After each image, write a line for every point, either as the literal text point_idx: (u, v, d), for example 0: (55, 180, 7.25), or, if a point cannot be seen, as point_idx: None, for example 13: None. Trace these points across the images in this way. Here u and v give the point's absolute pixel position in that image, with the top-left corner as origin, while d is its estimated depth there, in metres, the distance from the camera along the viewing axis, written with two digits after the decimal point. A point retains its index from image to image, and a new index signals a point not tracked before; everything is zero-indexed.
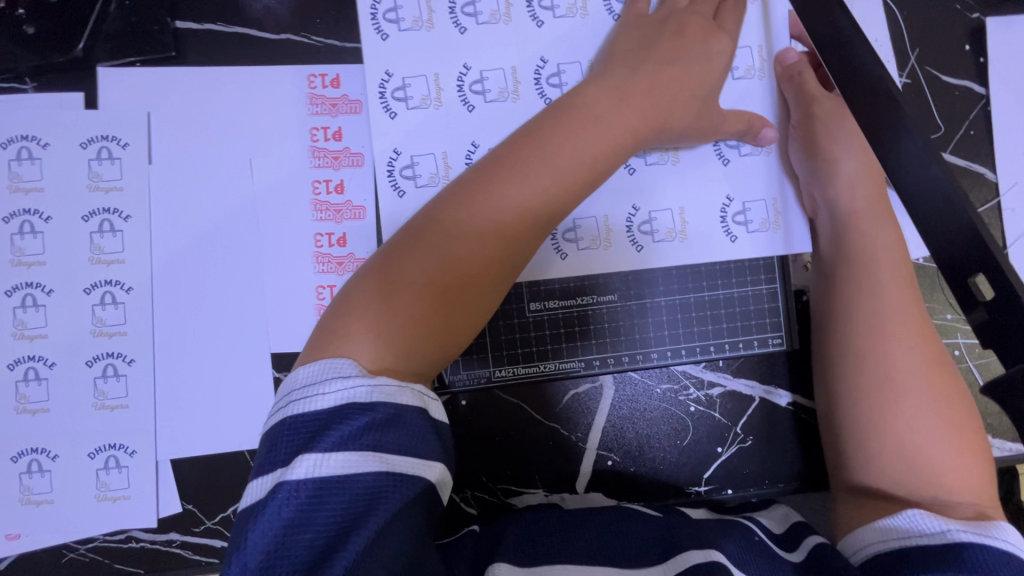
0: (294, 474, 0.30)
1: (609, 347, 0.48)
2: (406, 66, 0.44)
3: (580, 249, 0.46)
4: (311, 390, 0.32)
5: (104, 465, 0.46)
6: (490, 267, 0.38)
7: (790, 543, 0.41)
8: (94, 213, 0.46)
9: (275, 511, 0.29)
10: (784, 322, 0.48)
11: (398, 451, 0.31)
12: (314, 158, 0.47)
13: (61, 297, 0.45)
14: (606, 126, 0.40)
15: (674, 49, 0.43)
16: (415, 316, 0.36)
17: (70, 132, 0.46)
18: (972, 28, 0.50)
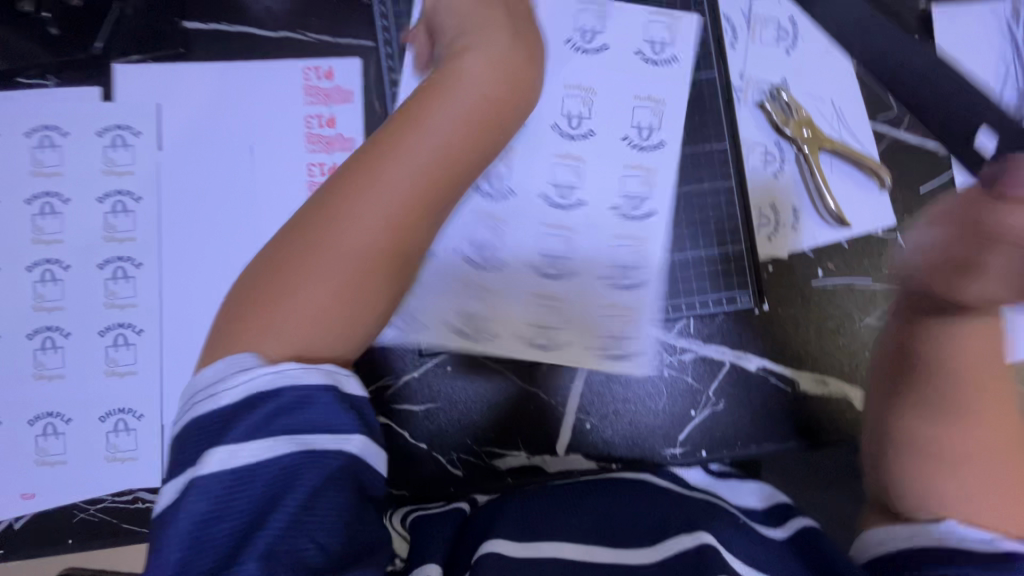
0: (204, 469, 0.33)
1: (612, 334, 0.52)
2: (425, 77, 0.52)
3: (582, 252, 0.52)
4: (213, 388, 0.35)
5: (113, 428, 0.49)
6: (383, 254, 0.39)
7: (775, 519, 0.48)
8: (108, 195, 0.50)
9: (193, 508, 0.32)
10: (750, 281, 0.52)
11: (312, 429, 0.34)
12: (309, 143, 0.52)
13: (76, 272, 0.49)
14: (422, 126, 0.41)
15: (517, 35, 0.46)
16: (310, 306, 0.37)
17: (88, 122, 0.50)
18: (919, 16, 0.54)
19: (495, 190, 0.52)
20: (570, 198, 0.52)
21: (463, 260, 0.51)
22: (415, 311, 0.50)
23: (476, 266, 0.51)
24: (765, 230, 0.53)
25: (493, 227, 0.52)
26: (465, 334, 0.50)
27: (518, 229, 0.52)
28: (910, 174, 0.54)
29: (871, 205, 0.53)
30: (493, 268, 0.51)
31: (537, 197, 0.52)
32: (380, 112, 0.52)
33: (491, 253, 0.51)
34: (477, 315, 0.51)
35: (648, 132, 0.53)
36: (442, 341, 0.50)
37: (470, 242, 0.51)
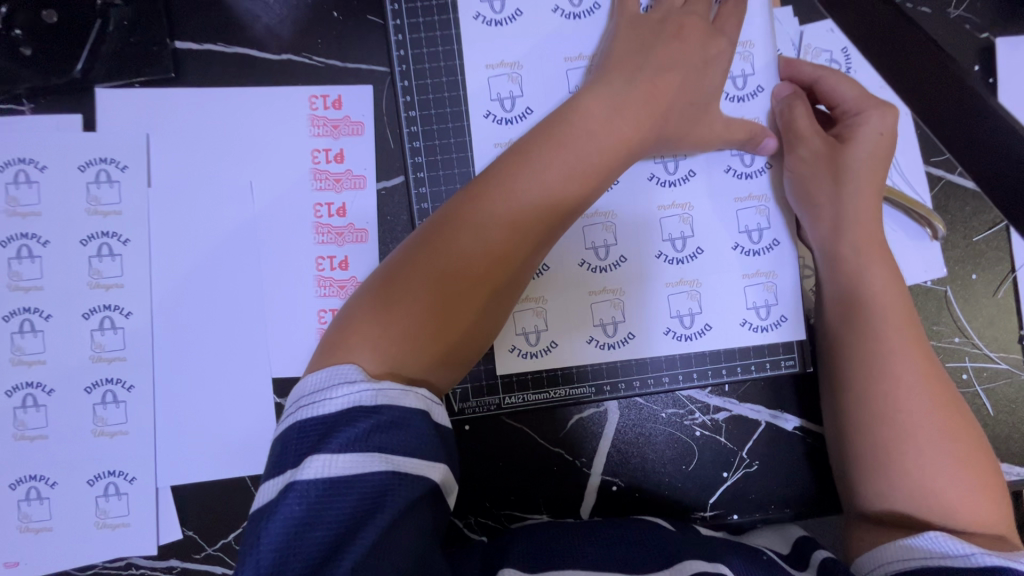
0: (305, 474, 0.29)
1: (746, 306, 0.48)
2: (493, 53, 0.47)
3: (704, 228, 0.48)
4: (318, 396, 0.32)
5: (103, 492, 0.45)
6: (491, 271, 0.37)
7: (802, 560, 0.41)
8: (92, 237, 0.45)
9: (286, 512, 0.28)
10: (796, 344, 0.48)
11: (404, 453, 0.30)
12: (316, 180, 0.47)
13: (59, 322, 0.45)
14: (603, 139, 0.40)
15: (674, 55, 0.43)
16: (413, 327, 0.35)
17: (68, 155, 0.45)
18: (980, 48, 0.50)
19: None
20: (681, 173, 0.48)
21: (580, 265, 0.48)
22: (541, 335, 0.48)
23: (594, 269, 0.48)
24: (807, 281, 0.50)
25: (606, 224, 0.48)
26: (603, 342, 0.48)
27: (635, 216, 0.48)
28: (962, 222, 0.50)
29: (922, 258, 0.49)
30: (616, 264, 0.48)
31: (647, 179, 0.48)
32: (394, 146, 0.47)
33: (608, 249, 0.48)
34: (613, 320, 0.48)
35: (744, 81, 0.48)
36: (584, 360, 0.48)
37: (588, 246, 0.48)
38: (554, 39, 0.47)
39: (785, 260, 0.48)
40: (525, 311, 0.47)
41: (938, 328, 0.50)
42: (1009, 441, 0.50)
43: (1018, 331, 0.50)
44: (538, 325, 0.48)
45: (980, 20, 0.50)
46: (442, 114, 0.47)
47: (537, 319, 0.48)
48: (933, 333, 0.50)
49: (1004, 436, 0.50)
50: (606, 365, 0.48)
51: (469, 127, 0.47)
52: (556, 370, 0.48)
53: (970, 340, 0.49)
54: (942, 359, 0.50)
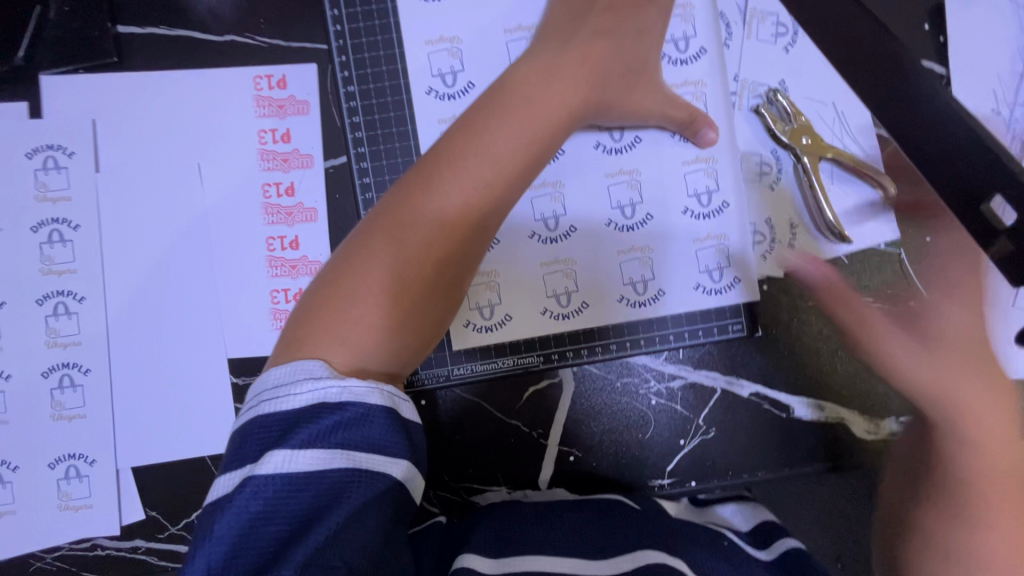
0: (263, 469, 0.29)
1: (700, 270, 0.48)
2: (436, 28, 0.47)
3: (654, 193, 0.48)
4: (280, 390, 0.31)
5: (64, 475, 0.46)
6: (454, 250, 0.37)
7: (764, 541, 0.43)
8: (43, 224, 0.45)
9: (242, 505, 0.28)
10: (743, 308, 0.48)
11: (368, 448, 0.30)
12: (263, 161, 0.47)
13: (14, 308, 0.45)
14: (543, 108, 0.40)
15: (607, 25, 0.44)
16: (379, 316, 0.34)
17: (15, 143, 0.45)
18: (932, 6, 0.49)
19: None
20: (627, 140, 0.48)
21: (530, 237, 0.48)
22: (495, 309, 0.48)
23: (544, 240, 0.48)
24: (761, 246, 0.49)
25: (556, 194, 0.48)
26: (557, 312, 0.48)
27: (584, 185, 0.48)
28: None
29: (877, 218, 0.49)
30: (567, 234, 0.48)
31: (593, 147, 0.48)
32: (339, 124, 0.47)
33: (558, 219, 0.48)
34: (567, 291, 0.48)
35: (686, 43, 0.48)
36: (539, 330, 0.48)
37: (537, 217, 0.48)
38: (496, 11, 0.47)
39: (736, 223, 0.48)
40: (477, 285, 0.47)
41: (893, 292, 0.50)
42: None
43: None
44: (491, 298, 0.48)
45: None
46: (382, 90, 0.47)
47: (490, 293, 0.48)
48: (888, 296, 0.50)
49: None
50: (560, 334, 0.48)
51: (410, 102, 0.47)
52: (510, 341, 0.48)
53: None
54: None
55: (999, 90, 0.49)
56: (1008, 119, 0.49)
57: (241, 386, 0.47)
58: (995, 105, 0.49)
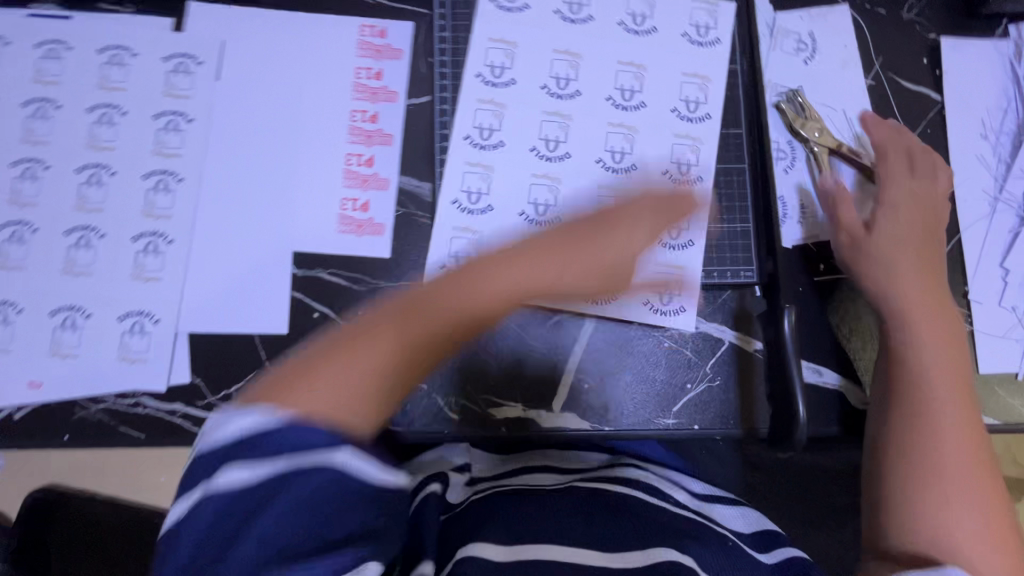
0: (213, 485, 0.27)
1: (663, 223, 0.53)
2: None
3: (645, 148, 0.53)
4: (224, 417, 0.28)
5: (129, 329, 0.50)
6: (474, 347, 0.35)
7: (763, 546, 0.54)
8: (163, 114, 0.53)
9: (196, 524, 0.27)
10: (756, 257, 0.52)
11: (305, 443, 0.27)
12: (355, 91, 0.55)
13: (122, 178, 0.52)
14: (599, 246, 0.42)
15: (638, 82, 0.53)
16: (369, 372, 0.30)
17: (155, 47, 0.54)
18: (930, 45, 0.58)
19: (486, 141, 0.53)
20: (626, 160, 0.53)
21: (596, 162, 0.53)
22: (551, 211, 0.53)
23: (609, 168, 0.53)
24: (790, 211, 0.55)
25: (551, 187, 0.53)
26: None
27: (578, 183, 0.53)
28: None
29: None
30: (552, 223, 0.53)
31: (595, 162, 0.53)
32: (424, 71, 0.56)
33: (624, 155, 0.53)
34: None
35: (704, 33, 0.55)
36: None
37: (607, 148, 0.53)
38: None
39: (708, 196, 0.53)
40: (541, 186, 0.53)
41: None
42: None
43: (964, 286, 0.55)
44: (471, 251, 0.52)
45: (930, 23, 0.58)
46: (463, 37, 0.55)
47: (470, 248, 0.53)
48: None
49: None
50: None
51: (481, 42, 0.54)
52: None
53: None
54: None
55: (987, 119, 0.57)
56: (994, 144, 0.57)
57: (300, 276, 0.53)
58: (983, 131, 0.57)
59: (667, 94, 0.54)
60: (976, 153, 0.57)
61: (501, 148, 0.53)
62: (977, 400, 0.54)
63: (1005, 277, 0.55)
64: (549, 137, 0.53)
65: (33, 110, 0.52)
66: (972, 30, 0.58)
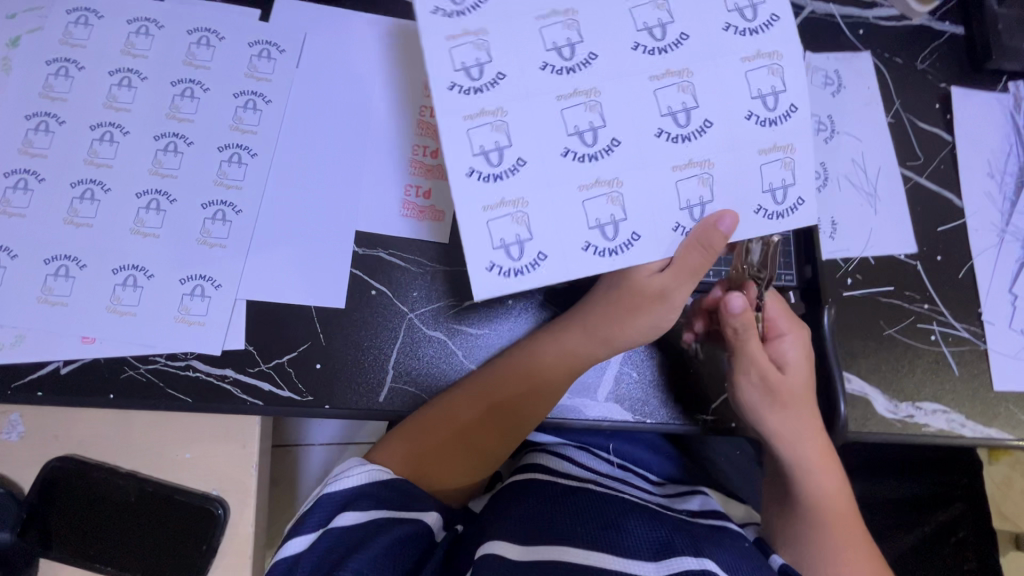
0: (339, 522, 0.46)
1: (752, 96, 0.45)
2: None
3: (685, 13, 0.45)
4: (344, 483, 0.48)
5: (190, 291, 0.51)
6: (529, 403, 0.52)
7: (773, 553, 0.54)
8: (243, 93, 0.56)
9: (315, 550, 0.45)
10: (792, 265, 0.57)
11: (403, 509, 0.48)
12: (426, 89, 0.59)
13: (197, 149, 0.54)
14: (586, 351, 0.52)
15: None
16: (461, 454, 0.53)
17: (242, 33, 0.58)
18: (941, 93, 0.65)
19: (477, 81, 0.43)
20: (672, 36, 0.45)
21: (634, 48, 0.45)
22: (599, 133, 0.44)
23: (650, 52, 0.45)
24: (826, 228, 0.60)
25: (588, 104, 0.44)
26: (602, 246, 0.45)
27: (622, 90, 0.45)
28: (930, 215, 0.62)
29: (901, 230, 0.61)
30: (607, 149, 0.45)
31: (633, 48, 0.45)
32: None
33: (664, 28, 0.45)
34: (613, 221, 0.45)
35: None
36: (580, 268, 0.45)
37: (640, 27, 0.45)
38: None
39: (788, 36, 0.45)
40: (579, 106, 0.44)
41: (909, 295, 0.60)
42: (968, 402, 0.57)
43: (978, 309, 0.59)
44: (519, 232, 0.44)
45: (941, 74, 0.66)
46: None
47: (518, 228, 0.44)
48: (905, 297, 0.59)
49: (968, 395, 0.57)
50: (701, 159, 0.45)
51: None
52: None
53: (936, 307, 0.59)
54: (914, 320, 0.59)
55: (992, 161, 0.63)
56: (1000, 182, 0.63)
57: (360, 255, 0.55)
58: (990, 171, 0.63)
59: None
60: (984, 190, 0.63)
61: (500, 82, 0.44)
62: (992, 415, 0.57)
63: (1015, 303, 0.60)
64: (561, 43, 0.44)
65: (118, 80, 0.55)
66: (977, 83, 0.66)
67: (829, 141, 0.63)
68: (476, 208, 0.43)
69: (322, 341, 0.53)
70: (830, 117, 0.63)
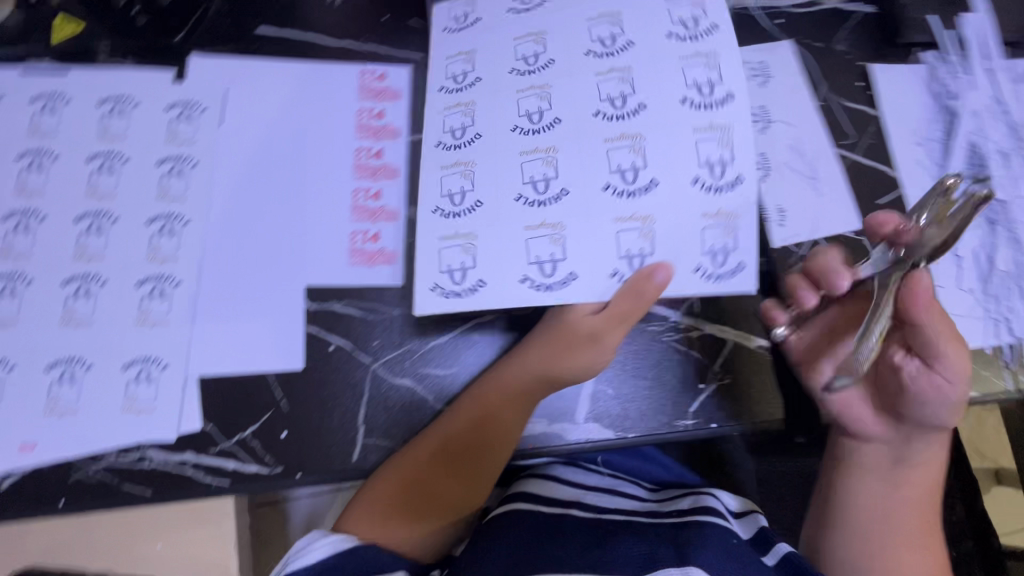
0: None
1: (700, 163, 0.50)
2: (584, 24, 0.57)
3: (647, 85, 0.52)
4: (309, 556, 0.51)
5: (134, 377, 0.48)
6: (474, 450, 0.54)
7: (766, 548, 0.59)
8: (166, 160, 0.54)
9: None
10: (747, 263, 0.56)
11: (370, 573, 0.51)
12: (359, 132, 0.58)
13: (124, 225, 0.51)
14: (522, 395, 0.52)
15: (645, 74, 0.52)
16: (420, 503, 0.55)
17: (157, 97, 0.55)
18: (862, 71, 0.67)
19: (460, 139, 0.54)
20: (631, 106, 0.52)
21: (595, 114, 0.52)
22: (551, 182, 0.52)
23: (609, 118, 0.52)
24: (775, 218, 0.61)
25: (546, 159, 0.52)
26: (538, 281, 0.50)
27: (580, 147, 0.52)
28: (869, 189, 0.63)
29: (847, 208, 0.62)
30: (556, 198, 0.51)
31: (595, 114, 0.52)
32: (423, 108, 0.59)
33: (626, 99, 0.52)
34: (552, 259, 0.50)
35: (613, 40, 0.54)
36: (513, 295, 0.50)
37: (604, 98, 0.53)
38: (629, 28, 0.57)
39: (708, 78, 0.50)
40: (538, 158, 0.52)
41: None
42: None
43: None
44: (465, 261, 0.51)
45: (859, 54, 0.68)
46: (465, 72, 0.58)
47: (464, 256, 0.51)
48: None
49: None
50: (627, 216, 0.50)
51: None
52: None
53: None
54: None
55: (921, 128, 0.66)
56: (930, 148, 0.65)
57: (313, 311, 0.53)
58: (919, 139, 0.65)
59: (659, 23, 0.54)
60: (916, 158, 0.65)
61: (477, 141, 0.53)
62: None
63: (961, 263, 0.61)
64: (532, 111, 0.53)
65: (28, 163, 0.52)
66: (894, 57, 0.68)
67: (765, 131, 0.64)
68: (433, 236, 0.51)
69: (285, 408, 0.50)
70: (762, 107, 0.65)
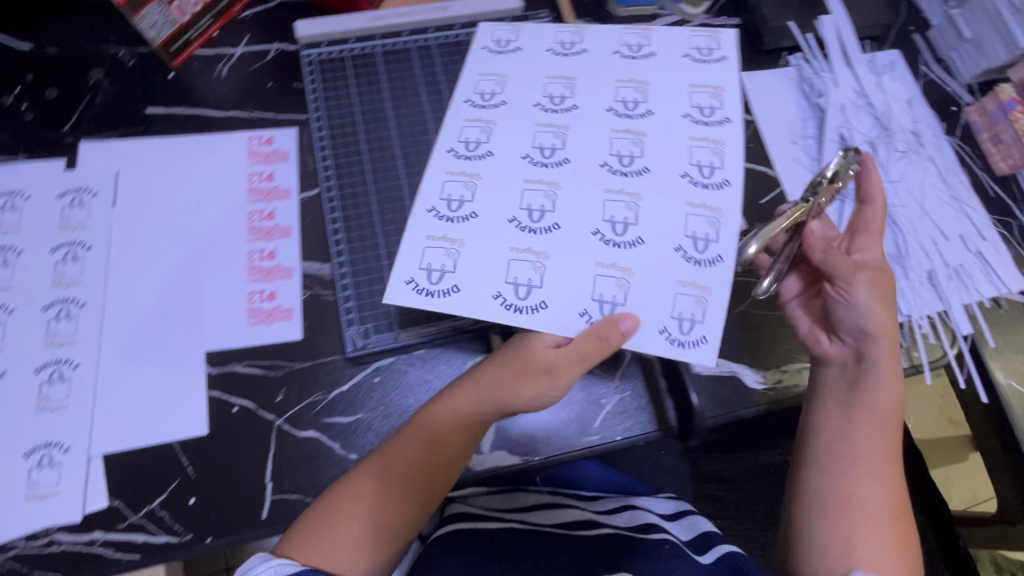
0: None
1: (686, 236, 0.51)
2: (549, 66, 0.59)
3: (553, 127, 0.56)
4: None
5: (37, 463, 0.49)
6: (427, 469, 0.50)
7: (704, 547, 0.60)
8: (61, 246, 0.56)
9: None
10: None
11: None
12: (251, 196, 0.60)
13: (21, 315, 0.53)
14: (480, 408, 0.50)
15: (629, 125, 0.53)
16: (367, 530, 0.50)
17: (50, 188, 0.58)
18: None
19: (473, 152, 0.55)
20: (636, 165, 0.53)
21: (601, 164, 0.54)
22: (546, 214, 0.52)
23: (615, 170, 0.53)
24: None
25: (546, 192, 0.53)
26: (511, 301, 0.50)
27: (578, 192, 0.53)
28: (750, 191, 0.66)
29: None
30: (547, 228, 0.52)
31: (600, 164, 0.53)
32: (311, 167, 0.61)
33: (632, 158, 0.54)
34: (528, 283, 0.50)
35: (635, 103, 0.56)
36: (482, 308, 0.50)
37: (614, 151, 0.54)
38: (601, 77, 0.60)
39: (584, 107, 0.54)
40: (538, 188, 0.53)
41: None
42: None
43: None
44: (446, 264, 0.51)
45: None
46: (346, 129, 0.61)
47: (446, 261, 0.51)
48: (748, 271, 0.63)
49: None
50: (605, 255, 0.50)
51: (362, 134, 0.61)
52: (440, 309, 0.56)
53: None
54: None
55: (794, 127, 0.69)
56: (804, 145, 0.68)
57: (215, 375, 0.54)
58: (794, 137, 0.68)
59: (676, 103, 0.56)
60: (793, 156, 0.68)
61: (487, 158, 0.55)
62: None
63: None
64: (545, 145, 0.55)
65: None
66: (762, 63, 0.72)
67: None
68: (421, 234, 0.52)
69: (192, 474, 0.51)
70: None
